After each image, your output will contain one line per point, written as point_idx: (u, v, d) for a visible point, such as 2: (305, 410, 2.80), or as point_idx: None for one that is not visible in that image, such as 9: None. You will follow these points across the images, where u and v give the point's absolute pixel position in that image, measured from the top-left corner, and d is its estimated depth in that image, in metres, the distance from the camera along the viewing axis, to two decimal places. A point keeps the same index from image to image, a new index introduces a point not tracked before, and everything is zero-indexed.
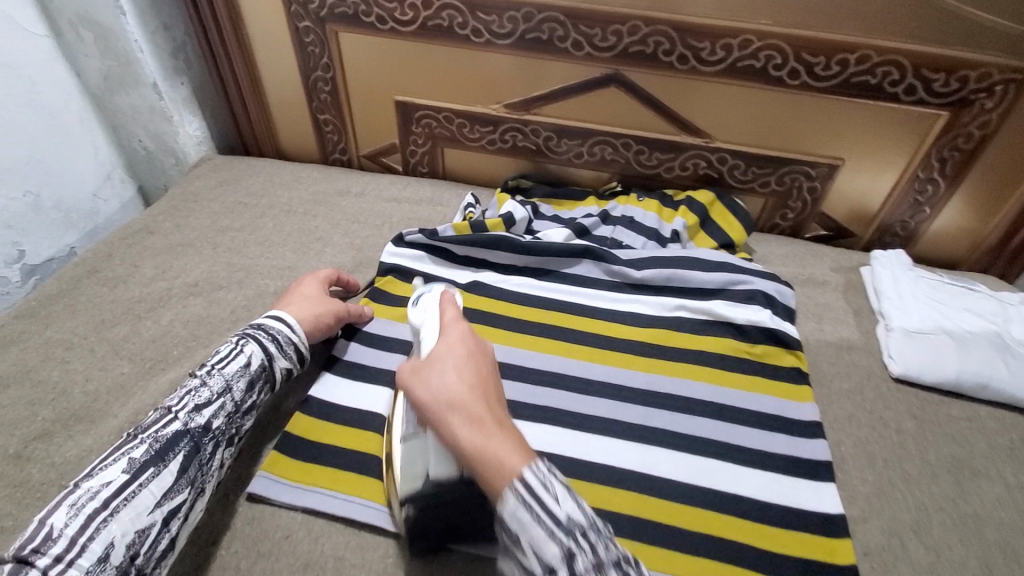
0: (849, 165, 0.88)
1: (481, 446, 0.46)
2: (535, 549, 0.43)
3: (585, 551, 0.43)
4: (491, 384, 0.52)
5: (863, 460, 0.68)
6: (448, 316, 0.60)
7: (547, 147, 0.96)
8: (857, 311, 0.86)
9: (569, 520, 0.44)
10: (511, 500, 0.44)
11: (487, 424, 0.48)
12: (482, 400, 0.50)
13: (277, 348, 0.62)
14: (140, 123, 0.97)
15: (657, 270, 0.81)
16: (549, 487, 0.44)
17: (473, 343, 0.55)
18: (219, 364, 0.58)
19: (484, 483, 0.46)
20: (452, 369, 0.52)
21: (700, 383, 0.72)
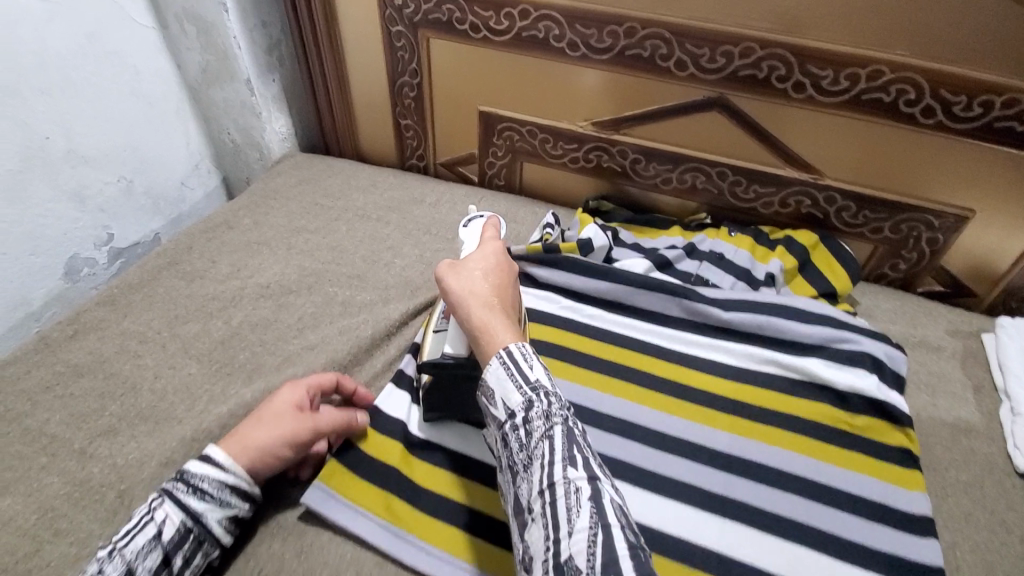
0: (981, 218, 0.77)
1: (484, 325, 0.51)
2: (500, 399, 0.47)
3: (540, 404, 0.46)
4: (509, 289, 0.55)
5: (981, 570, 0.58)
6: (488, 233, 0.62)
7: (633, 170, 0.90)
8: (976, 386, 0.75)
9: (534, 381, 0.47)
10: (493, 360, 0.48)
11: (495, 314, 0.51)
12: (495, 296, 0.53)
13: (203, 499, 0.51)
14: (231, 117, 0.99)
15: (746, 316, 0.74)
16: (525, 356, 0.48)
17: (503, 255, 0.58)
18: (120, 542, 0.47)
19: (479, 358, 0.51)
20: (480, 270, 0.55)
21: (789, 453, 0.64)
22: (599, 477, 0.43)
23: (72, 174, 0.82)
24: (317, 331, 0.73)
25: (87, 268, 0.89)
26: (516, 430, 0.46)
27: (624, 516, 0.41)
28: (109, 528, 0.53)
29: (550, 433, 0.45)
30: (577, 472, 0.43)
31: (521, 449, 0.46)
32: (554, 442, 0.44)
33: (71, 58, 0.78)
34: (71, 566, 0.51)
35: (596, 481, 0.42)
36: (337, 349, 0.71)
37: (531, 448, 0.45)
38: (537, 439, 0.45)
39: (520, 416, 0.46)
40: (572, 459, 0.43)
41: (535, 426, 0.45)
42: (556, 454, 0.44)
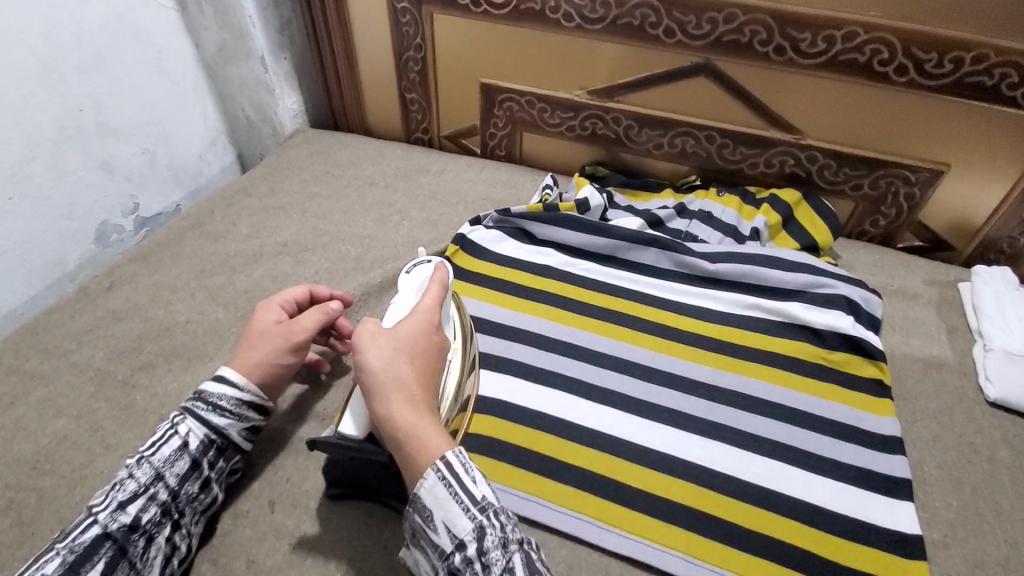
0: (954, 172, 0.82)
1: (410, 429, 0.49)
2: (449, 527, 0.47)
3: (494, 529, 0.47)
4: (433, 374, 0.55)
5: (947, 483, 0.64)
6: (427, 295, 0.58)
7: (627, 136, 0.95)
8: (951, 328, 0.80)
9: (482, 501, 0.47)
10: (431, 478, 0.47)
11: (422, 416, 0.51)
12: (417, 390, 0.52)
13: (220, 415, 0.55)
14: (246, 94, 1.05)
15: (732, 265, 0.79)
16: (469, 470, 0.48)
17: (432, 333, 0.56)
18: (149, 450, 0.52)
19: (402, 458, 0.50)
20: (406, 353, 0.54)
21: (771, 385, 0.69)
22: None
23: (103, 145, 0.88)
24: (332, 282, 0.79)
25: (116, 235, 0.95)
26: (469, 562, 0.46)
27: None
28: None
29: (509, 562, 0.45)
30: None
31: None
32: (517, 575, 0.45)
33: (102, 36, 0.84)
34: (121, 475, 0.57)
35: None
36: (351, 298, 0.77)
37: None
38: (497, 572, 0.45)
39: (473, 547, 0.46)
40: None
41: (492, 555, 0.46)
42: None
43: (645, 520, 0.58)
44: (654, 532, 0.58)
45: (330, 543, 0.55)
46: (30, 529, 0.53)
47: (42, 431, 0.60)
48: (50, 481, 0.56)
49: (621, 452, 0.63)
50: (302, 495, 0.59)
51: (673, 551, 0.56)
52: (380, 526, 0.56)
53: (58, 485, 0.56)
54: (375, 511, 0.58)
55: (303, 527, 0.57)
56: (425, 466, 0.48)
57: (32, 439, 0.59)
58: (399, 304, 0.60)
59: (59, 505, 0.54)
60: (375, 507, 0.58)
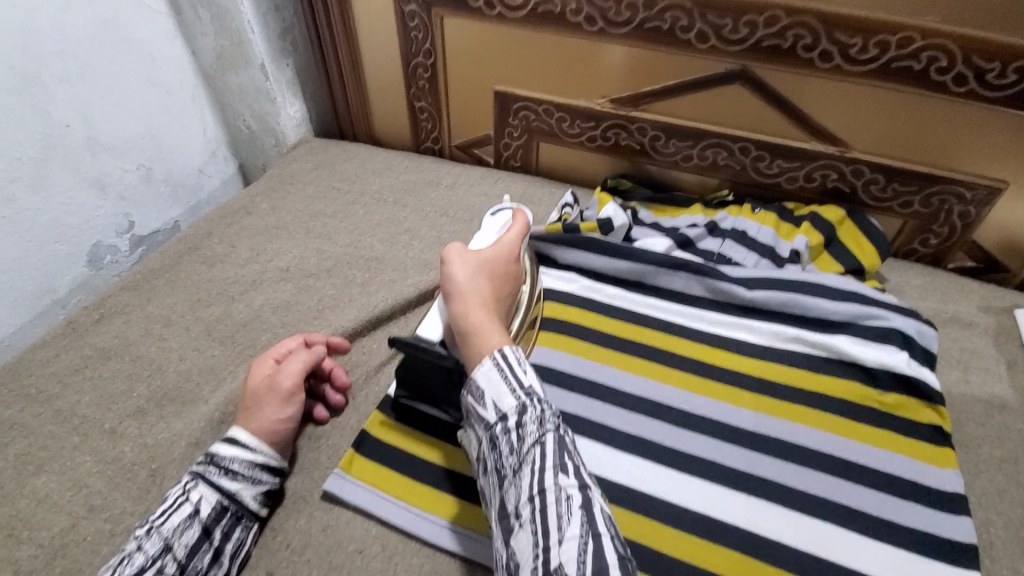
0: (1013, 189, 0.74)
1: (476, 323, 0.55)
2: (495, 402, 0.50)
3: (535, 410, 0.49)
4: (503, 297, 0.62)
5: (1017, 548, 0.57)
6: (512, 231, 0.67)
7: (652, 148, 0.88)
8: (1011, 362, 0.73)
9: (528, 385, 0.50)
10: (487, 364, 0.51)
11: (489, 317, 0.57)
12: (488, 301, 0.59)
13: (234, 478, 0.53)
14: (246, 103, 0.99)
15: (771, 293, 0.73)
16: (520, 363, 0.52)
17: (509, 264, 0.64)
18: (158, 519, 0.49)
19: (466, 350, 0.55)
20: (485, 272, 0.61)
21: (817, 431, 0.63)
22: (588, 484, 0.46)
23: (93, 162, 0.83)
24: (337, 313, 0.73)
25: (109, 257, 0.90)
26: (507, 433, 0.49)
27: (610, 522, 0.44)
28: (141, 507, 0.54)
29: (542, 439, 0.47)
30: (568, 479, 0.45)
31: (511, 453, 0.48)
32: (547, 449, 0.47)
33: (89, 47, 0.79)
34: (107, 543, 0.52)
35: (586, 487, 0.45)
36: (357, 330, 0.71)
37: (522, 453, 0.47)
38: (529, 444, 0.47)
39: (513, 421, 0.49)
40: (564, 465, 0.46)
41: (528, 430, 0.48)
42: (548, 459, 0.46)
43: None
44: None
45: None
46: None
47: (22, 490, 0.55)
48: (27, 551, 0.51)
49: (654, 513, 0.57)
50: (303, 563, 0.53)
51: None
52: None
53: (37, 556, 0.51)
54: None
55: None
56: (485, 351, 0.53)
57: (10, 500, 0.54)
58: (482, 237, 0.69)
59: None
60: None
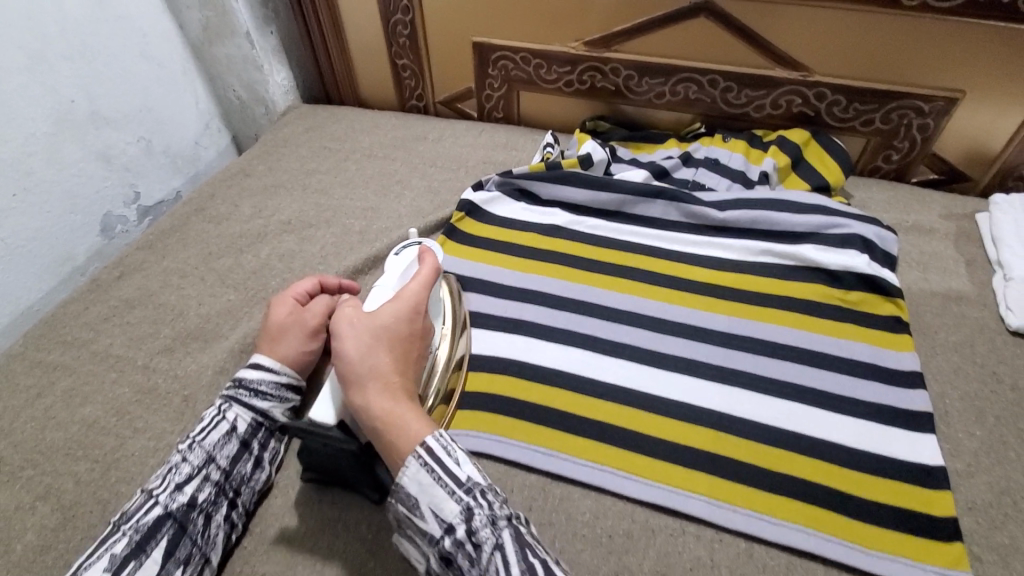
0: (971, 98, 0.79)
1: (387, 414, 0.49)
2: (435, 512, 0.45)
3: (483, 509, 0.45)
4: (412, 362, 0.55)
5: (971, 415, 0.63)
6: (416, 280, 0.57)
7: (626, 87, 0.92)
8: (969, 260, 0.78)
9: (465, 479, 0.46)
10: (413, 466, 0.46)
11: (401, 401, 0.50)
12: (395, 377, 0.52)
13: (264, 399, 0.58)
14: (236, 73, 1.03)
15: (742, 212, 0.78)
16: (450, 452, 0.47)
17: (415, 321, 0.55)
18: (198, 435, 0.53)
19: (383, 448, 0.49)
20: (388, 342, 0.53)
21: (787, 328, 0.69)
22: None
23: (97, 135, 0.87)
24: (339, 257, 0.78)
25: (120, 226, 0.95)
26: (460, 544, 0.44)
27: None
28: (179, 426, 0.60)
29: (500, 541, 0.44)
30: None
31: (472, 566, 0.44)
32: (507, 551, 0.44)
33: (87, 22, 0.83)
34: (152, 456, 0.58)
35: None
36: (359, 270, 0.76)
37: (481, 565, 0.43)
38: (488, 550, 0.44)
39: (462, 528, 0.45)
40: (530, 566, 0.43)
41: (482, 535, 0.44)
42: (512, 564, 0.43)
43: (668, 467, 0.58)
44: (681, 480, 0.57)
45: (358, 509, 0.57)
46: (72, 511, 0.54)
47: (72, 418, 0.61)
48: (84, 466, 0.57)
49: (641, 406, 0.63)
50: None
51: (696, 495, 0.56)
52: None
53: (93, 469, 0.57)
54: None
55: (330, 494, 0.58)
56: (403, 454, 0.48)
57: (61, 428, 0.60)
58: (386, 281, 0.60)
59: (96, 487, 0.56)
60: None
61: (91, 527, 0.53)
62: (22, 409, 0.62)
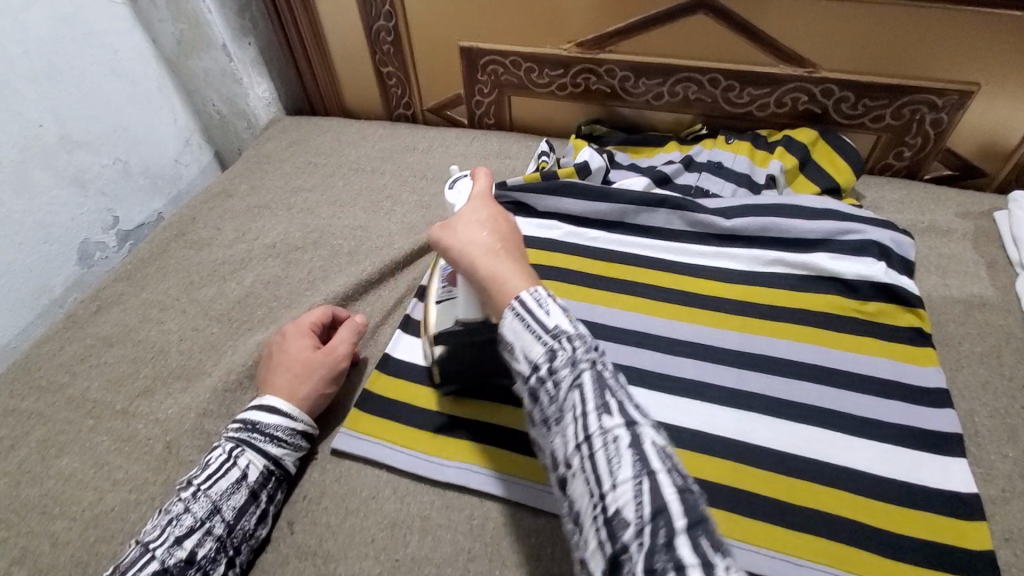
0: (987, 91, 0.75)
1: (492, 270, 0.46)
2: (523, 352, 0.42)
3: (567, 351, 0.41)
4: (520, 240, 0.51)
5: (1002, 434, 0.59)
6: (479, 185, 0.56)
7: (623, 89, 0.88)
8: (990, 262, 0.74)
9: (554, 325, 0.41)
10: (508, 317, 0.43)
11: (509, 259, 0.47)
12: (502, 243, 0.49)
13: (277, 446, 0.55)
14: (214, 87, 0.99)
15: (750, 219, 0.74)
16: (541, 302, 0.43)
17: (494, 205, 0.53)
18: (204, 482, 0.51)
19: (495, 310, 0.46)
20: (474, 220, 0.51)
21: (802, 345, 0.65)
22: (636, 418, 0.39)
23: (69, 160, 0.83)
24: (327, 281, 0.74)
25: (99, 253, 0.91)
26: (544, 382, 0.41)
27: (668, 458, 0.37)
28: (162, 477, 0.56)
29: (579, 380, 0.39)
30: (612, 419, 0.38)
31: (550, 402, 0.40)
32: (586, 390, 0.39)
33: (51, 43, 0.78)
34: (133, 511, 0.54)
35: (634, 423, 0.38)
36: (348, 296, 0.72)
37: (558, 399, 0.40)
38: (566, 389, 0.40)
39: (545, 367, 0.41)
40: (605, 403, 0.39)
41: (562, 375, 0.40)
42: (588, 401, 0.39)
43: None
44: None
45: (358, 561, 0.52)
46: (51, 575, 0.51)
47: (48, 471, 0.57)
48: (62, 525, 0.54)
49: None
50: (321, 511, 0.56)
51: None
52: (405, 538, 0.53)
53: (71, 527, 0.53)
54: (398, 520, 0.54)
55: (327, 545, 0.53)
56: (512, 294, 0.44)
57: (38, 482, 0.57)
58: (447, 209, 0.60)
59: (74, 548, 0.52)
60: (398, 515, 0.55)
61: None
62: None
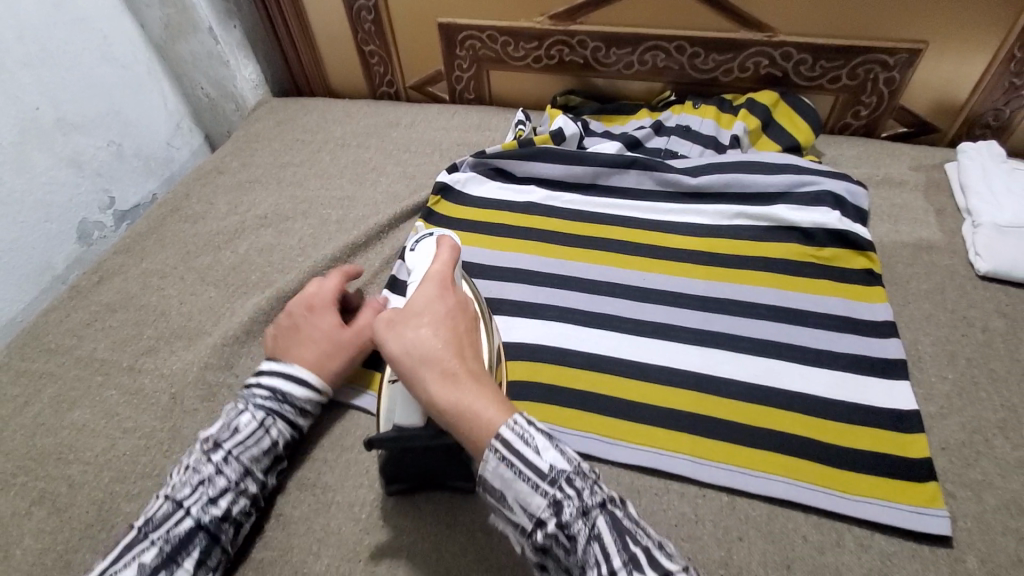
0: (933, 48, 0.80)
1: (462, 400, 0.44)
2: (522, 504, 0.42)
3: (573, 498, 0.41)
4: (478, 343, 0.50)
5: (944, 359, 0.64)
6: (434, 271, 0.53)
7: (595, 60, 0.92)
8: (939, 210, 0.79)
9: (550, 469, 0.41)
10: (492, 459, 0.42)
11: (476, 379, 0.45)
12: (465, 358, 0.47)
13: (302, 417, 0.57)
14: (202, 70, 1.02)
15: (715, 176, 0.79)
16: (529, 442, 0.42)
17: (452, 301, 0.51)
18: (236, 448, 0.52)
19: (463, 439, 0.44)
20: (430, 325, 0.48)
21: (762, 288, 0.70)
22: (666, 565, 0.40)
23: (65, 142, 0.87)
24: (317, 246, 0.78)
25: (97, 232, 0.94)
26: (555, 537, 0.41)
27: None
28: (168, 424, 0.60)
29: (595, 531, 0.41)
30: (642, 574, 0.39)
31: (567, 554, 0.41)
32: (606, 541, 0.40)
33: (44, 28, 0.82)
34: (143, 454, 0.58)
35: (667, 573, 0.39)
36: (338, 259, 0.76)
37: (579, 555, 0.41)
38: (583, 542, 0.40)
39: (553, 522, 0.41)
40: (630, 557, 0.40)
41: (576, 528, 0.41)
42: (612, 556, 0.40)
43: (651, 429, 0.60)
44: (665, 441, 0.59)
45: (355, 489, 0.57)
46: (70, 511, 0.55)
47: (62, 423, 0.61)
48: (79, 468, 0.58)
49: (621, 372, 0.64)
50: (317, 449, 0.60)
51: (678, 454, 0.58)
52: None
53: (86, 471, 0.58)
54: None
55: (325, 477, 0.58)
56: (487, 435, 0.42)
57: (53, 432, 0.61)
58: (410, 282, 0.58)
59: (90, 488, 0.56)
60: None
61: (90, 526, 0.54)
62: (12, 418, 0.62)
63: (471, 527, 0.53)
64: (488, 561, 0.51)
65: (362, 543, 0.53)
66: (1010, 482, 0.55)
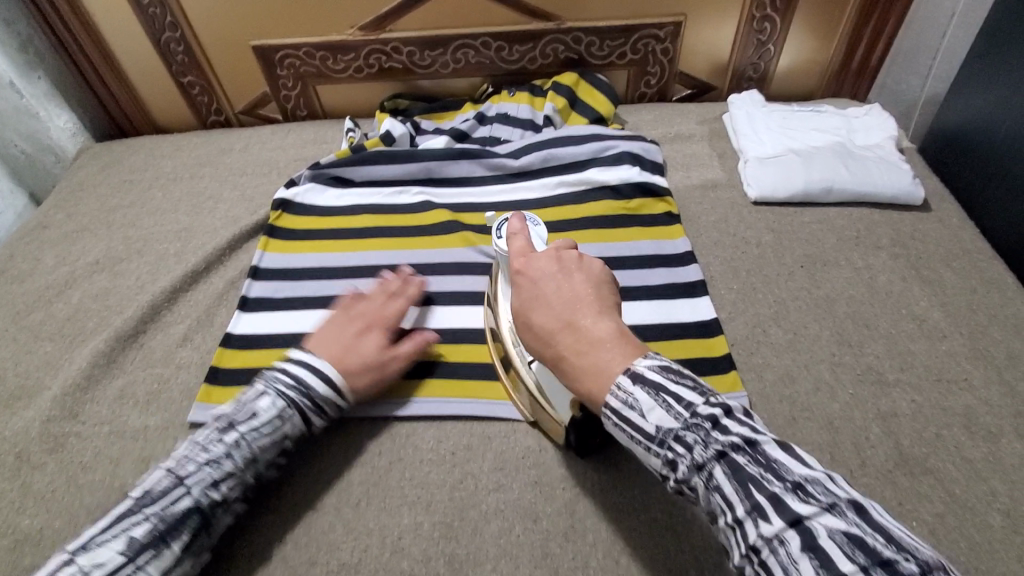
0: (692, 19, 0.94)
1: (576, 378, 0.46)
2: (644, 461, 0.43)
3: (683, 454, 0.40)
4: (581, 293, 0.49)
5: (729, 274, 0.77)
6: (517, 252, 0.56)
7: (413, 63, 0.98)
8: (721, 153, 0.93)
9: (656, 429, 0.41)
10: (608, 422, 0.44)
11: (569, 344, 0.47)
12: (562, 332, 0.47)
13: (316, 412, 0.58)
14: (10, 128, 0.95)
15: (534, 155, 0.88)
16: (631, 405, 0.42)
17: (539, 271, 0.52)
18: (248, 431, 0.54)
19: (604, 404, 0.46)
20: (524, 309, 0.50)
21: (584, 244, 0.79)
22: (800, 510, 0.36)
23: None
24: (156, 281, 0.77)
25: None
26: (681, 485, 0.41)
27: (857, 543, 0.33)
28: (14, 484, 0.58)
29: (713, 482, 0.39)
30: (770, 523, 0.36)
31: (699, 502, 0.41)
32: (726, 492, 0.38)
33: None
34: None
35: (801, 519, 0.35)
36: (179, 289, 0.76)
37: (707, 505, 0.40)
38: (704, 493, 0.39)
39: (671, 477, 0.41)
40: (756, 505, 0.37)
41: (693, 480, 0.40)
42: (735, 505, 0.37)
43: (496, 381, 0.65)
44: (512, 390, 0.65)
45: None
46: None
47: None
48: None
49: (470, 341, 0.68)
50: None
51: None
52: None
53: None
54: None
55: None
56: (599, 393, 0.44)
57: None
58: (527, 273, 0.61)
59: None
60: None
61: None
62: None
63: (337, 505, 0.57)
64: (356, 531, 0.55)
65: (231, 545, 0.55)
66: (784, 360, 0.67)
